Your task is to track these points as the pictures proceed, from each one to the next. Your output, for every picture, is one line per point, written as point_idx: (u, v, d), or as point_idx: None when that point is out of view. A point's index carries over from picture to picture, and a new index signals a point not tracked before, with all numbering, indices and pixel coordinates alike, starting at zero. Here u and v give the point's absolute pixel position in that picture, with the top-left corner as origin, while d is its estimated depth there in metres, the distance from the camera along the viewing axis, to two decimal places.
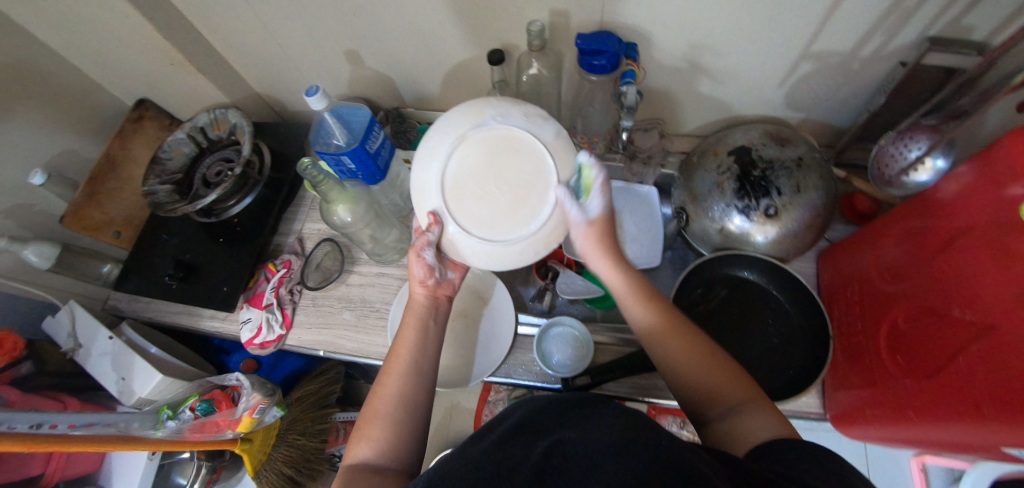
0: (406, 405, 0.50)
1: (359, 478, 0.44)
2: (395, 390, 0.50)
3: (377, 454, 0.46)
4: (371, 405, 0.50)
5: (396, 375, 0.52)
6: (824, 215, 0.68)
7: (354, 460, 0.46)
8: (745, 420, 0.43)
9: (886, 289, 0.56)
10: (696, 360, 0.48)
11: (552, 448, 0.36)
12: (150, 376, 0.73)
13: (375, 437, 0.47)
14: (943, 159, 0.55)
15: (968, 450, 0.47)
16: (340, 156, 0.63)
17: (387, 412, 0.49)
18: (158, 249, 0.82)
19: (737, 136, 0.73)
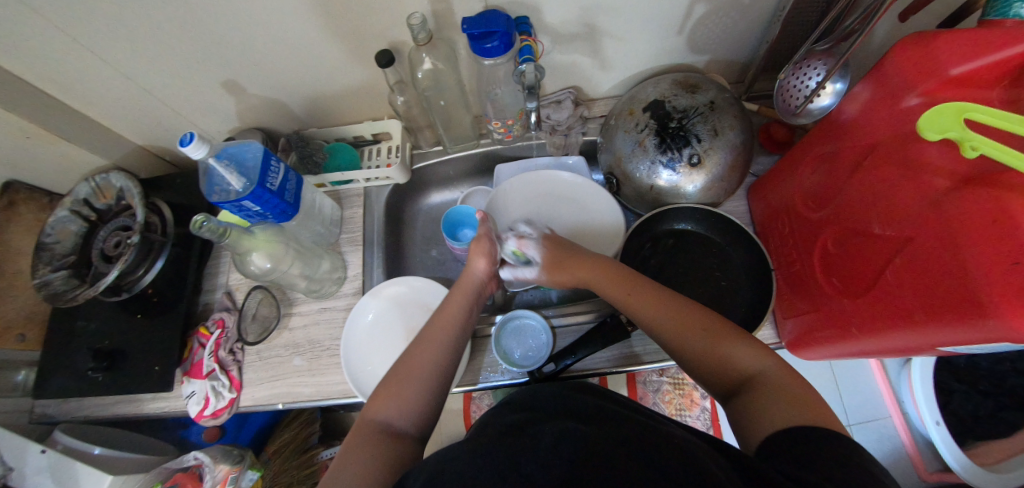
0: (431, 373, 0.53)
1: (379, 435, 0.47)
2: (423, 359, 0.53)
3: (400, 414, 0.49)
4: (403, 368, 0.53)
5: (428, 344, 0.55)
6: (743, 153, 0.70)
7: (376, 413, 0.49)
8: (757, 402, 0.42)
9: (813, 217, 0.58)
10: (679, 329, 0.50)
11: (558, 438, 0.38)
12: (99, 481, 0.66)
13: (401, 397, 0.50)
14: (840, 82, 0.58)
15: (908, 353, 0.49)
16: (241, 202, 0.58)
17: (421, 377, 0.52)
18: (72, 341, 0.74)
19: (649, 91, 0.73)
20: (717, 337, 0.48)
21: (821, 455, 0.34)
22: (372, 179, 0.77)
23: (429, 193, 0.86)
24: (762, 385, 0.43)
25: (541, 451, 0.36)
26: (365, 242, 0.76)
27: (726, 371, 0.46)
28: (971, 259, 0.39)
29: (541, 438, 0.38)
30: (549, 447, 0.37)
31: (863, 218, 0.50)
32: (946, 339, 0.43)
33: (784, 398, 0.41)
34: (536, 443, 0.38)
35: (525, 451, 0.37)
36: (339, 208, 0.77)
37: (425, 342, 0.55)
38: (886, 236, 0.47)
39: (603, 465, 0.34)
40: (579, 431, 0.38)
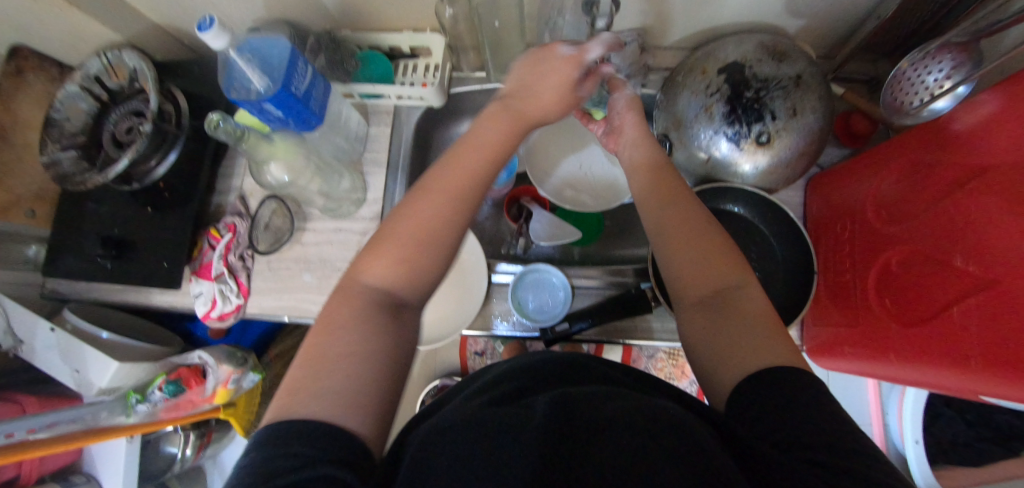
0: (448, 227, 0.44)
1: (362, 305, 0.40)
2: (427, 212, 0.44)
3: (385, 279, 0.42)
4: (401, 222, 0.43)
5: (434, 195, 0.44)
6: (818, 140, 0.62)
7: (364, 279, 0.42)
8: (735, 331, 0.40)
9: (884, 231, 0.53)
10: (676, 246, 0.46)
11: (556, 407, 0.34)
12: (105, 366, 0.65)
13: (389, 256, 0.42)
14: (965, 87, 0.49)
15: (944, 390, 0.47)
16: (261, 104, 0.52)
17: (421, 241, 0.43)
18: (83, 224, 0.72)
19: (729, 51, 0.64)
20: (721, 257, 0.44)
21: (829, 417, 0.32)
22: (405, 97, 0.70)
23: (461, 122, 0.79)
24: (746, 308, 0.41)
25: (538, 426, 0.32)
26: (389, 166, 0.71)
27: (716, 270, 0.44)
28: None
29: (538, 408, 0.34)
30: (545, 417, 0.33)
31: (946, 246, 0.44)
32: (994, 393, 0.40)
33: (749, 334, 0.39)
34: (531, 415, 0.34)
35: (522, 417, 0.33)
36: (366, 124, 0.71)
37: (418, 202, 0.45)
38: (966, 272, 0.42)
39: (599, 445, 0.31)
40: (578, 402, 0.35)
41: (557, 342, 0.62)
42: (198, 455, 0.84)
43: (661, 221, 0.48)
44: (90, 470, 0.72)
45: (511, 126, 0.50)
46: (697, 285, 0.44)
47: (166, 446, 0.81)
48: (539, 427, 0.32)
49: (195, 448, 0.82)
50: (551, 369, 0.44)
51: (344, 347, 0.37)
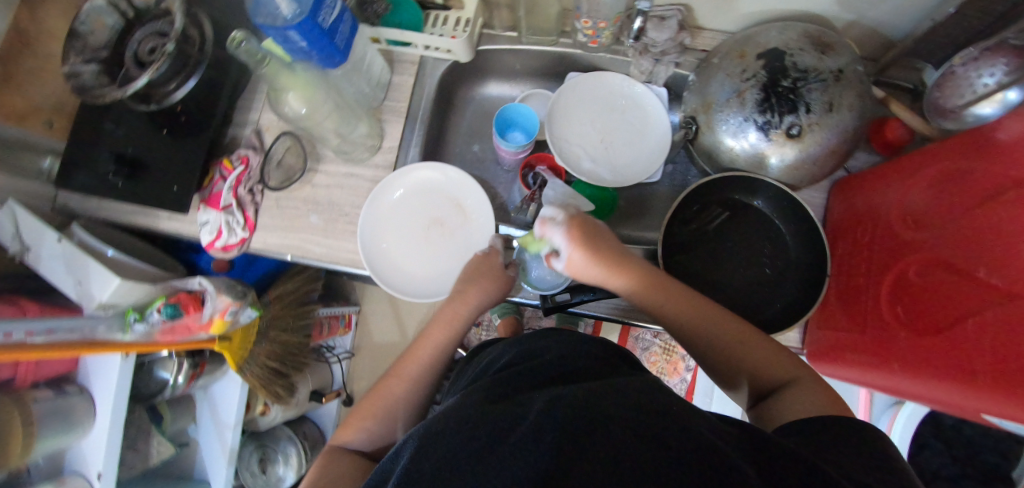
0: (401, 404, 0.54)
1: (346, 462, 0.50)
2: (399, 394, 0.55)
3: (366, 442, 0.52)
4: (370, 399, 0.55)
5: (405, 379, 0.56)
6: (851, 140, 0.60)
7: (345, 444, 0.52)
8: (787, 401, 0.42)
9: (908, 237, 0.51)
10: (698, 327, 0.49)
11: (550, 404, 0.33)
12: (108, 281, 0.66)
13: (364, 427, 0.53)
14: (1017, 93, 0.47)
15: (942, 407, 0.46)
16: (285, 31, 0.50)
17: (382, 412, 0.53)
18: (99, 142, 0.72)
19: (771, 36, 0.61)
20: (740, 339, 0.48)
21: (849, 442, 0.32)
22: (431, 48, 0.68)
23: (487, 83, 0.78)
24: (793, 387, 0.43)
25: (530, 424, 0.31)
26: (407, 117, 0.70)
27: (727, 337, 0.48)
28: None
29: (531, 408, 0.34)
30: (537, 416, 0.32)
31: (969, 257, 0.43)
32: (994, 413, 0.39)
33: (814, 406, 0.40)
34: (526, 414, 0.33)
35: (517, 418, 0.33)
36: (389, 71, 0.70)
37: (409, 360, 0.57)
38: (982, 291, 0.41)
39: (594, 439, 0.29)
40: (572, 395, 0.33)
41: (556, 311, 0.62)
42: (190, 384, 0.85)
43: (679, 319, 0.50)
44: (83, 381, 0.72)
45: (446, 325, 0.58)
46: (731, 368, 0.48)
47: (160, 372, 0.80)
48: (533, 424, 0.31)
49: (188, 377, 0.83)
50: (546, 360, 0.44)
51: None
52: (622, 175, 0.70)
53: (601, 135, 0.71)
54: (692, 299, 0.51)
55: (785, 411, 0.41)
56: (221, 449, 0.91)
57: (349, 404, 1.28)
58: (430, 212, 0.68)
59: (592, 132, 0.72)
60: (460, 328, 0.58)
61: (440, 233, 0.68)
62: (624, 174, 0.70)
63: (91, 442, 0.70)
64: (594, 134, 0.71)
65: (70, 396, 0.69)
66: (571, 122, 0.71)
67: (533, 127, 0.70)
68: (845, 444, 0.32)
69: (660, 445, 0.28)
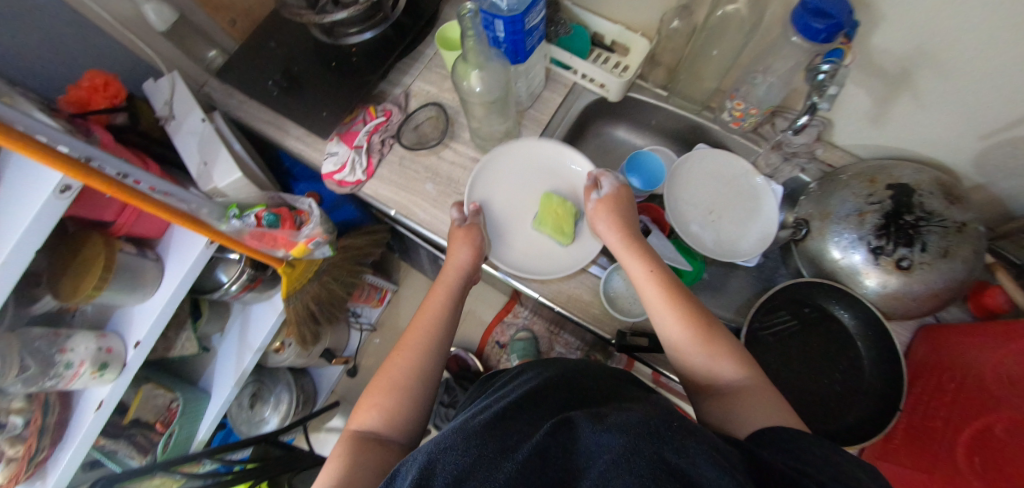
0: (415, 375, 0.53)
1: (362, 444, 0.47)
2: (405, 363, 0.54)
3: (377, 420, 0.50)
4: (381, 375, 0.54)
5: (411, 349, 0.56)
6: (954, 289, 0.62)
7: (360, 428, 0.50)
8: (738, 411, 0.43)
9: (998, 395, 0.52)
10: (660, 300, 0.53)
11: (557, 425, 0.37)
12: (231, 172, 0.72)
13: (376, 404, 0.51)
14: None
15: None
16: (496, 20, 0.56)
17: (398, 385, 0.52)
18: (266, 54, 0.78)
19: (905, 173, 0.65)
20: (690, 327, 0.50)
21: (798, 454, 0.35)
22: (588, 79, 0.74)
23: (618, 125, 0.84)
24: (750, 396, 0.44)
25: (536, 445, 0.35)
26: (545, 129, 0.75)
27: (700, 350, 0.49)
28: None
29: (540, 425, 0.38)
30: (542, 438, 0.36)
31: None
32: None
33: (762, 415, 0.42)
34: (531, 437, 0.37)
35: (514, 447, 0.37)
36: (543, 86, 0.75)
37: (408, 336, 0.57)
38: None
39: (593, 463, 0.33)
40: (576, 417, 0.37)
41: (627, 352, 0.61)
42: (240, 294, 0.86)
43: (650, 299, 0.54)
44: (161, 250, 0.75)
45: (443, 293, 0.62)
46: (682, 365, 0.51)
47: (220, 273, 0.82)
48: (535, 447, 0.35)
49: (242, 287, 0.83)
50: (549, 382, 0.48)
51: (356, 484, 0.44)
52: (724, 253, 0.72)
53: (710, 209, 0.75)
54: (666, 283, 0.54)
55: (733, 416, 0.43)
56: (234, 369, 0.91)
57: (352, 375, 1.28)
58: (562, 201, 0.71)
59: (702, 203, 0.75)
60: (451, 292, 0.62)
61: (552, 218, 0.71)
62: (725, 252, 0.72)
63: (144, 309, 0.71)
64: (704, 206, 0.75)
65: (147, 261, 0.71)
66: (684, 188, 0.75)
67: (653, 181, 0.74)
68: (814, 460, 0.33)
69: (659, 461, 0.31)
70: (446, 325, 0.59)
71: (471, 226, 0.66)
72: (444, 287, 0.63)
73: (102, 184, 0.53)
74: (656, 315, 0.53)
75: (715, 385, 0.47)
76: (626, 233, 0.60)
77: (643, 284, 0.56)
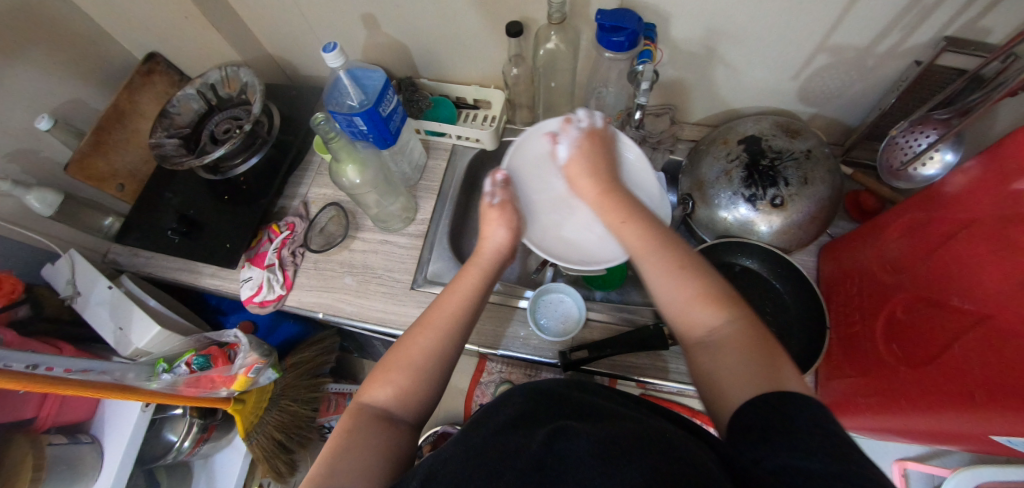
0: (434, 361, 0.51)
1: (372, 420, 0.47)
2: (425, 345, 0.51)
3: (391, 398, 0.49)
4: (401, 348, 0.52)
5: (435, 329, 0.53)
6: (828, 208, 0.69)
7: (371, 402, 0.49)
8: (715, 363, 0.42)
9: (885, 280, 0.58)
10: (642, 248, 0.51)
11: (553, 435, 0.39)
12: (148, 328, 0.71)
13: (393, 382, 0.49)
14: (951, 153, 0.58)
15: (948, 439, 0.52)
16: (352, 116, 0.63)
17: (417, 365, 0.50)
18: (163, 205, 0.82)
19: (748, 126, 0.74)
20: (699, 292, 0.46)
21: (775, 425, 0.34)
22: (463, 138, 0.82)
23: None
24: (743, 338, 0.42)
25: (531, 456, 0.37)
26: (439, 193, 0.81)
27: (696, 305, 0.46)
28: None
29: (536, 434, 0.40)
30: (541, 448, 0.38)
31: (944, 288, 0.49)
32: (1010, 428, 0.42)
33: (741, 371, 0.40)
34: (531, 442, 0.39)
35: (513, 451, 0.38)
36: (425, 156, 0.83)
37: (433, 315, 0.54)
38: (961, 338, 0.46)
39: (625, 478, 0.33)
40: (573, 428, 0.39)
41: (572, 368, 0.65)
42: (195, 449, 0.83)
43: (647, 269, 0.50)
44: (95, 431, 0.72)
45: (476, 272, 0.58)
46: (679, 322, 0.47)
47: (168, 433, 0.79)
48: (534, 459, 0.37)
49: (194, 441, 0.81)
50: (549, 391, 0.49)
51: (353, 469, 0.43)
52: None
53: None
54: (672, 242, 0.50)
55: (725, 371, 0.41)
56: None
57: None
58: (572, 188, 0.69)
59: None
60: (485, 273, 0.58)
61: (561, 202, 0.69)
62: None
63: None
64: None
65: (82, 445, 0.68)
66: None
67: None
68: (796, 428, 0.33)
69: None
70: (464, 327, 0.54)
71: (503, 203, 0.62)
72: (479, 262, 0.59)
73: (14, 382, 0.52)
74: (667, 296, 0.48)
75: (698, 331, 0.45)
76: (605, 186, 0.57)
77: (646, 261, 0.50)
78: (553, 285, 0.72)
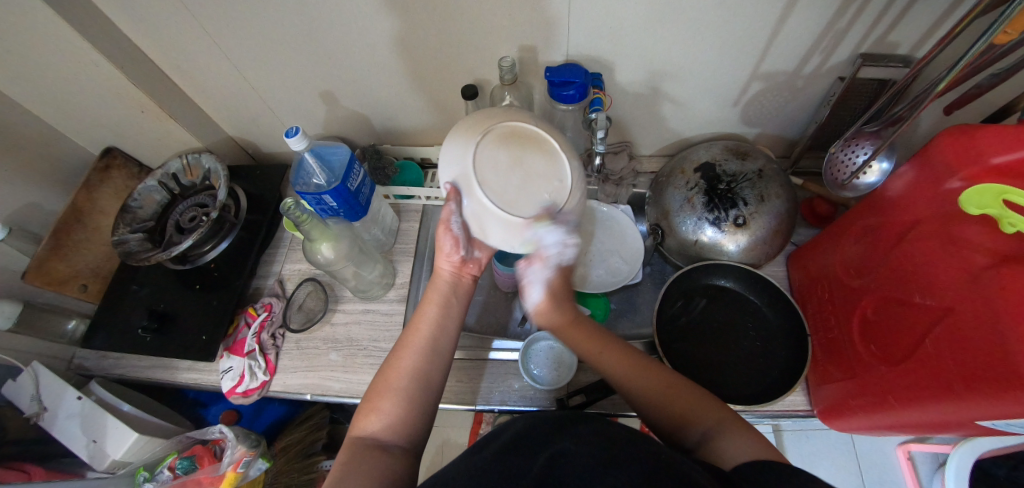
0: (424, 382, 0.51)
1: (364, 451, 0.45)
2: (411, 366, 0.51)
3: (383, 428, 0.47)
4: (383, 378, 0.51)
5: (417, 349, 0.53)
6: (787, 221, 0.73)
7: (361, 433, 0.47)
8: (715, 446, 0.44)
9: (851, 284, 0.62)
10: (628, 377, 0.52)
11: (554, 458, 0.39)
12: (125, 437, 0.67)
13: (385, 410, 0.48)
14: (886, 162, 0.63)
15: (942, 428, 0.52)
16: (322, 196, 0.64)
17: (404, 388, 0.50)
18: (130, 301, 0.79)
19: (701, 154, 0.78)
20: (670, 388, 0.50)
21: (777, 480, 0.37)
22: (432, 198, 0.84)
23: None
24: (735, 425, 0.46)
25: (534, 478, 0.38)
26: (415, 255, 0.82)
27: (669, 402, 0.49)
28: (1007, 332, 0.41)
29: (535, 460, 0.40)
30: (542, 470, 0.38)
31: (904, 287, 0.53)
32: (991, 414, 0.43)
33: (747, 447, 0.43)
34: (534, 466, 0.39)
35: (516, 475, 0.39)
36: (398, 219, 0.84)
37: (409, 339, 0.54)
38: (931, 330, 0.49)
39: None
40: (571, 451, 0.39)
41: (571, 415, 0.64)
42: None
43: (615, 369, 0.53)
44: None
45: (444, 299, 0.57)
46: (660, 416, 0.49)
47: None
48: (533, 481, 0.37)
49: None
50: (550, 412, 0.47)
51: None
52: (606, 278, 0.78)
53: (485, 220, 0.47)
54: (628, 354, 0.54)
55: (722, 453, 0.43)
56: None
57: None
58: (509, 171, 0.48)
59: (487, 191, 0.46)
60: (449, 297, 0.58)
61: (538, 179, 0.46)
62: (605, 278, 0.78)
63: None
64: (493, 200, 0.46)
65: None
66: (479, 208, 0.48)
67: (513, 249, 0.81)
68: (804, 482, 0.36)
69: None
70: (444, 348, 0.54)
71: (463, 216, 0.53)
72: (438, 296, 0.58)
73: None
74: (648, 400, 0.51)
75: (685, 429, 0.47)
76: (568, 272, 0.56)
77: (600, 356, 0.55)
78: (543, 331, 0.73)
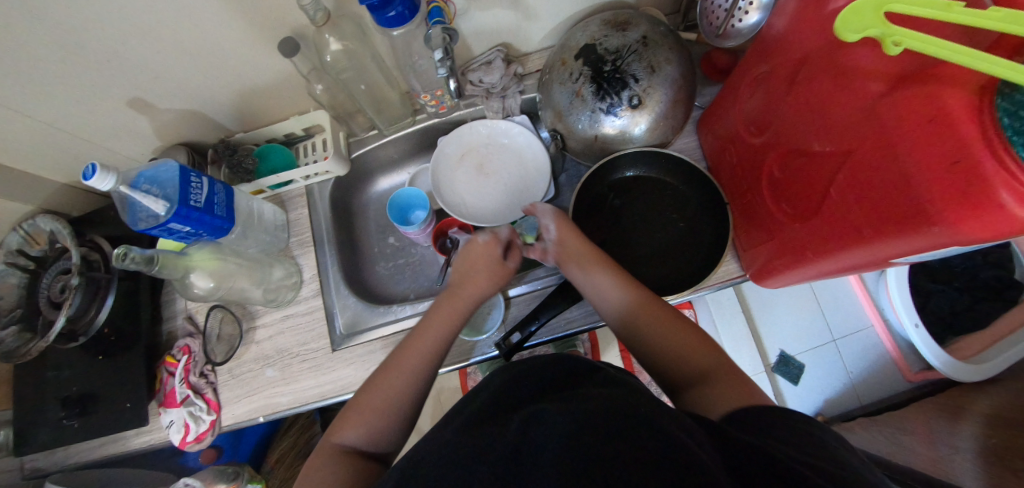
0: (407, 397, 0.51)
1: (340, 460, 0.47)
2: (398, 384, 0.51)
3: (361, 438, 0.48)
4: (369, 389, 0.51)
5: (407, 367, 0.53)
6: (685, 86, 0.66)
7: (340, 442, 0.48)
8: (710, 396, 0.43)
9: (754, 142, 0.57)
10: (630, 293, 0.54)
11: (527, 422, 0.35)
12: None
13: (363, 424, 0.49)
14: None
15: (857, 269, 0.52)
16: (166, 226, 0.56)
17: (385, 404, 0.50)
18: (40, 394, 0.73)
19: (579, 37, 0.68)
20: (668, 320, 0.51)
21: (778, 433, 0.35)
22: (311, 176, 0.75)
23: (376, 180, 0.85)
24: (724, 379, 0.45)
25: (507, 444, 0.33)
26: (315, 243, 0.75)
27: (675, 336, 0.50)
28: (907, 163, 0.37)
29: (511, 421, 0.36)
30: (515, 435, 0.34)
31: (804, 137, 0.49)
32: (899, 251, 0.41)
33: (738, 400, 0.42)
34: (506, 431, 0.35)
35: (487, 443, 0.34)
36: (283, 211, 0.76)
37: (414, 342, 0.55)
38: (834, 179, 0.46)
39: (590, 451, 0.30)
40: (545, 412, 0.35)
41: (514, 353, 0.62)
42: None
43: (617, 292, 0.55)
44: None
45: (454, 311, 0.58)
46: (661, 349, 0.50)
47: None
48: (509, 446, 0.33)
49: None
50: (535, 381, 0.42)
51: None
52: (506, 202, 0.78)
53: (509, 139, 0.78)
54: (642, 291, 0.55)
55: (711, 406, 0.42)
56: None
57: None
58: (480, 153, 0.80)
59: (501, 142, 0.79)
60: (457, 311, 0.58)
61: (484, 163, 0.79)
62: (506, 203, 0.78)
63: None
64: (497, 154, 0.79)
65: None
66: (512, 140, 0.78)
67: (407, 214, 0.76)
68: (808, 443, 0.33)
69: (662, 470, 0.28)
70: (431, 369, 0.53)
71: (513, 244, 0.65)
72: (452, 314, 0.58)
73: None
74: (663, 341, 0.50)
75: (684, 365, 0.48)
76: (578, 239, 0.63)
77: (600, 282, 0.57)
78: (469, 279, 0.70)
